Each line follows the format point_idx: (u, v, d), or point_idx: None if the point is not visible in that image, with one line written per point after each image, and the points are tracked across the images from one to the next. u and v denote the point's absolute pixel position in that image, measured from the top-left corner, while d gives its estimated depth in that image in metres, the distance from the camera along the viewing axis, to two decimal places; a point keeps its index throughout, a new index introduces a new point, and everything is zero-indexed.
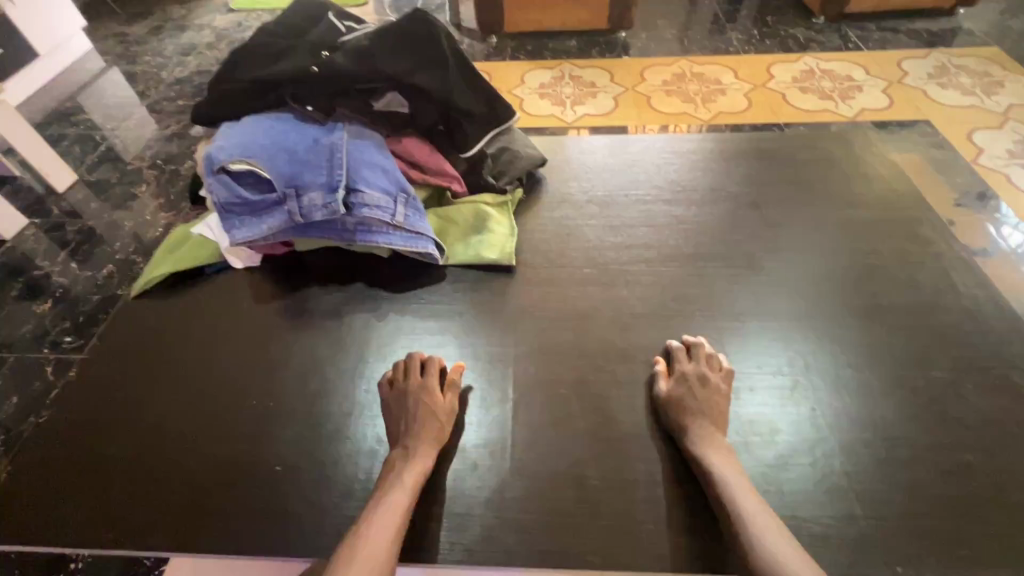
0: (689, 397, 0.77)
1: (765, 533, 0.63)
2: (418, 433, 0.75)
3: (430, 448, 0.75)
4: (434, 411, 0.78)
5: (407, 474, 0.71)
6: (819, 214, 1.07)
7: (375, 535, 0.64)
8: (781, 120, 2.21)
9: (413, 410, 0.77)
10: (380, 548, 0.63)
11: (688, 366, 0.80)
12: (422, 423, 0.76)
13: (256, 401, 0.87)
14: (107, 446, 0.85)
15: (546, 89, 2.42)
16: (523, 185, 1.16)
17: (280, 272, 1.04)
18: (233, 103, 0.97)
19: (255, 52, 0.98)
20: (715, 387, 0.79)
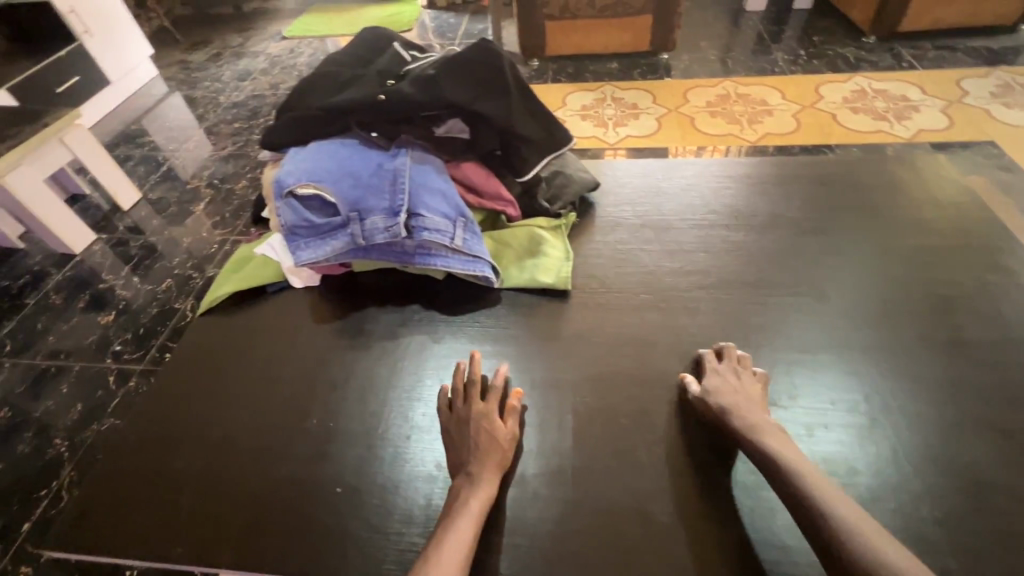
0: (731, 398, 0.76)
1: (853, 526, 0.59)
2: (482, 459, 0.74)
3: (493, 475, 0.74)
4: (498, 438, 0.77)
5: (472, 500, 0.70)
6: (888, 241, 1.02)
7: (443, 558, 0.64)
8: (832, 141, 2.15)
9: (474, 437, 0.76)
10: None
11: (719, 364, 0.82)
12: (488, 450, 0.75)
13: (316, 421, 0.88)
14: (176, 460, 0.87)
15: (588, 111, 2.44)
16: (576, 209, 1.16)
17: (338, 293, 1.07)
18: (302, 131, 1.01)
19: (325, 83, 1.03)
20: (750, 389, 0.78)
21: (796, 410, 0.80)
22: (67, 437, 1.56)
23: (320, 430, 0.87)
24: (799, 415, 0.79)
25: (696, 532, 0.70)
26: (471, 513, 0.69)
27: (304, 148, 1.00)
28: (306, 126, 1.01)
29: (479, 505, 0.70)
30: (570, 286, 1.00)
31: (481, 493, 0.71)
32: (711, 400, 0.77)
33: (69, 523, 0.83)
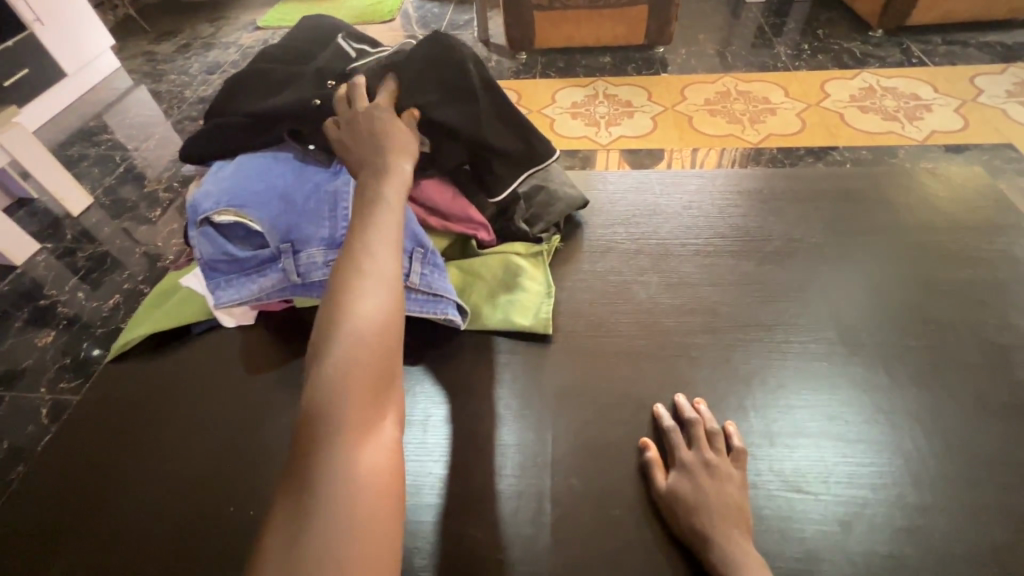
0: (700, 505, 0.61)
1: None
2: (386, 146, 0.71)
3: (406, 169, 0.71)
4: (382, 122, 0.73)
5: (393, 196, 0.66)
6: (924, 273, 0.87)
7: (377, 240, 0.60)
8: (840, 142, 1.99)
9: (376, 132, 0.72)
10: (388, 269, 0.58)
11: (687, 454, 0.66)
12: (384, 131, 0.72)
13: (238, 508, 0.72)
14: (64, 562, 0.70)
15: (579, 109, 2.26)
16: (560, 231, 0.99)
17: (278, 335, 0.89)
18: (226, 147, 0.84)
19: (257, 83, 0.86)
20: (725, 491, 0.63)
21: (828, 497, 0.64)
22: None
23: (244, 520, 0.71)
24: (831, 504, 0.64)
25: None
26: (391, 196, 0.66)
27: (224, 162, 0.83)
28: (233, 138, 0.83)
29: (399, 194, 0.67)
30: (551, 328, 0.84)
31: (396, 186, 0.68)
32: (676, 508, 0.62)
33: None
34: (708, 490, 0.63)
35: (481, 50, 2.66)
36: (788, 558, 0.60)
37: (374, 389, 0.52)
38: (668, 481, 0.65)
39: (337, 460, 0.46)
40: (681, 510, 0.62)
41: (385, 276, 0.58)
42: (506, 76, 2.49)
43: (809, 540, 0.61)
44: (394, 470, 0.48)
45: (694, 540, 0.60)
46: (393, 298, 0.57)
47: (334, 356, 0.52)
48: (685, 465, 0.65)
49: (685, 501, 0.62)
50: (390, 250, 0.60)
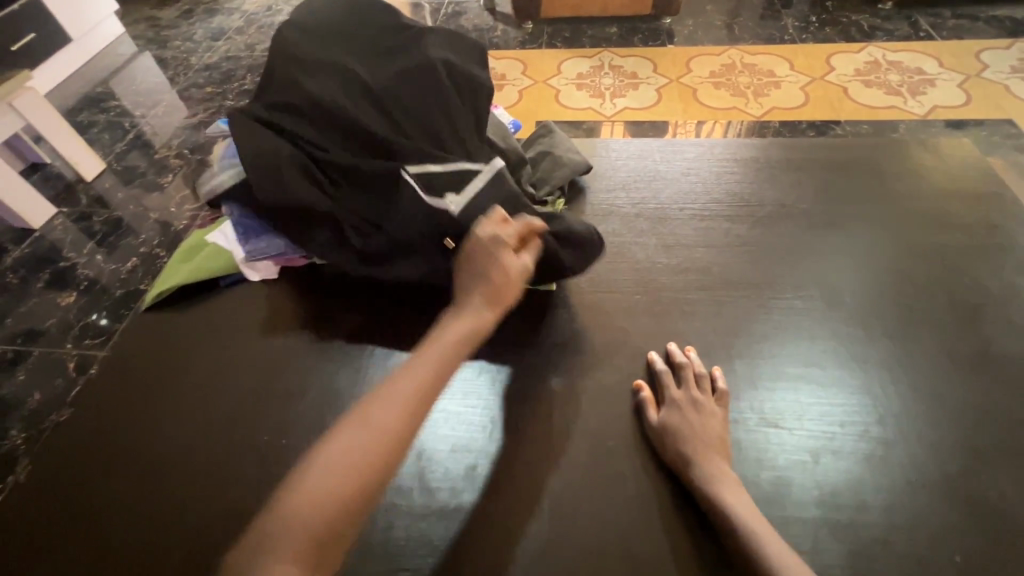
0: (685, 435, 0.69)
1: None
2: (477, 292, 0.69)
3: (482, 309, 0.68)
4: (491, 268, 0.70)
5: (445, 337, 0.65)
6: (906, 237, 0.93)
7: (401, 381, 0.60)
8: (842, 116, 2.02)
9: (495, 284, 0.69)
10: (393, 423, 0.57)
11: (677, 393, 0.73)
12: (489, 278, 0.69)
13: (269, 437, 0.79)
14: (114, 481, 0.78)
15: (585, 80, 2.28)
16: (564, 195, 1.04)
17: (299, 288, 0.96)
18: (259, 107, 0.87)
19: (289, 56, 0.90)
20: (708, 422, 0.70)
21: (802, 433, 0.72)
22: (26, 428, 1.47)
23: (274, 450, 0.77)
24: (803, 438, 0.71)
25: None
26: (447, 342, 0.64)
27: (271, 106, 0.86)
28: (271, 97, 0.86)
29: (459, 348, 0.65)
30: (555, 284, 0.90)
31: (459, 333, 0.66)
32: (666, 440, 0.70)
33: None
34: (692, 420, 0.70)
35: (487, 18, 2.65)
36: (763, 484, 0.68)
37: (313, 540, 0.50)
38: (660, 415, 0.72)
39: None
40: (669, 438, 0.70)
41: (384, 426, 0.56)
42: (512, 46, 2.49)
43: (781, 467, 0.69)
44: None
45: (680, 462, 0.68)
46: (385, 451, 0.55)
47: (300, 488, 0.53)
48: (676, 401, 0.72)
49: (674, 431, 0.70)
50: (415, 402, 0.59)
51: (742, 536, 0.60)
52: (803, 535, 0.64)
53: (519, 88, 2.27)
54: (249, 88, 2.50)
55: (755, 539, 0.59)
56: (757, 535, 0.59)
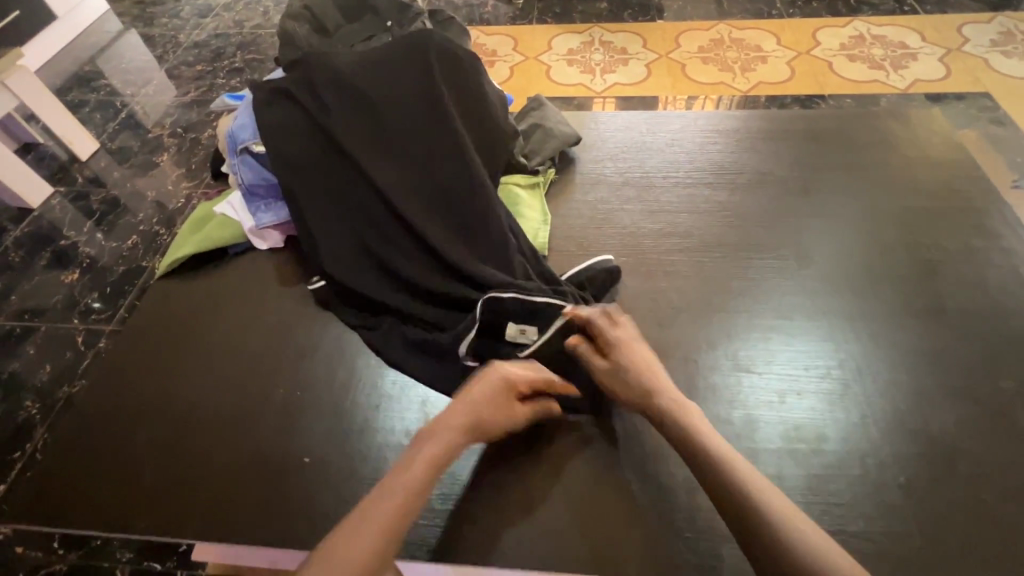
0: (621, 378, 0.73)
1: (790, 517, 0.57)
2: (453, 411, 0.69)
3: (456, 431, 0.68)
4: (484, 399, 0.71)
5: (416, 462, 0.64)
6: (874, 201, 1.00)
7: (371, 512, 0.60)
8: (826, 91, 2.06)
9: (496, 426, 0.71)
10: (359, 555, 0.57)
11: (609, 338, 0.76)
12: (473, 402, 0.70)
13: (284, 390, 0.85)
14: (139, 431, 0.83)
15: (575, 56, 2.30)
16: (555, 165, 1.09)
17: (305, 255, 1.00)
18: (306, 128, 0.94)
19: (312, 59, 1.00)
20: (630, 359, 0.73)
21: (771, 377, 0.79)
22: (39, 400, 1.53)
23: (289, 402, 0.83)
24: (772, 380, 0.79)
25: (661, 505, 0.71)
26: (416, 466, 0.64)
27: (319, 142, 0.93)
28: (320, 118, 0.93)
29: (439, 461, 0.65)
30: (547, 250, 0.96)
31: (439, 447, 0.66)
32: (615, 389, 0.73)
33: (28, 500, 0.79)
34: (621, 360, 0.73)
35: None
36: (734, 420, 0.76)
37: None
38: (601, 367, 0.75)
39: None
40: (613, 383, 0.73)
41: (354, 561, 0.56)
42: (503, 22, 2.50)
43: (751, 406, 0.77)
44: None
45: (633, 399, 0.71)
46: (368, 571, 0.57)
47: None
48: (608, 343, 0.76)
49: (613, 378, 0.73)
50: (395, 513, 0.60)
51: (713, 463, 0.62)
52: (768, 462, 0.72)
53: (511, 64, 2.29)
54: (239, 66, 2.50)
55: (728, 466, 0.62)
56: (730, 462, 0.62)
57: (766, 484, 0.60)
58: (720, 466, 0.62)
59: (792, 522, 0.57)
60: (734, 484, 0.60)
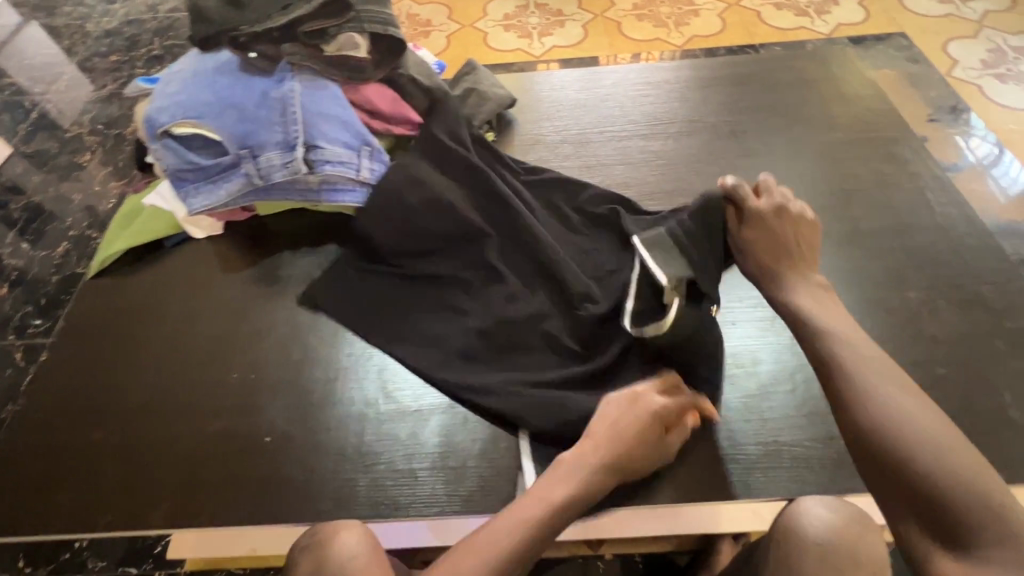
0: (775, 239, 0.77)
1: (884, 393, 0.59)
2: (612, 458, 0.66)
3: (608, 461, 0.66)
4: (620, 424, 0.69)
5: (580, 463, 0.66)
6: (796, 140, 1.05)
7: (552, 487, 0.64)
8: (756, 41, 2.11)
9: (624, 428, 0.68)
10: (530, 516, 0.61)
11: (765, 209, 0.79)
12: (634, 447, 0.67)
13: (238, 375, 0.84)
14: (90, 431, 0.81)
15: (512, 21, 2.27)
16: (493, 129, 1.10)
17: (246, 239, 0.99)
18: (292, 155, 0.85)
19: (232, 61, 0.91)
20: (757, 232, 0.78)
21: None
22: None
23: (246, 385, 0.83)
24: None
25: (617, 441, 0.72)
26: (587, 466, 0.66)
27: (317, 181, 0.88)
28: (283, 127, 0.85)
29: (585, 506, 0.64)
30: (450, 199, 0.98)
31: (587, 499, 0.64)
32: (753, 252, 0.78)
33: None
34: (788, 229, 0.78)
35: None
36: None
37: None
38: (747, 231, 0.78)
39: None
40: (770, 243, 0.77)
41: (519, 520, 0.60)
42: None
43: None
44: None
45: (758, 271, 0.77)
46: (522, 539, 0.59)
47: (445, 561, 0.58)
48: (747, 214, 0.79)
49: (766, 240, 0.77)
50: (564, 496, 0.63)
51: (825, 370, 0.64)
52: None
53: (447, 34, 2.24)
54: (157, 54, 2.35)
55: (835, 373, 0.63)
56: (838, 368, 0.63)
57: (876, 380, 0.60)
58: (831, 373, 0.63)
59: (891, 405, 0.58)
60: (841, 389, 0.61)
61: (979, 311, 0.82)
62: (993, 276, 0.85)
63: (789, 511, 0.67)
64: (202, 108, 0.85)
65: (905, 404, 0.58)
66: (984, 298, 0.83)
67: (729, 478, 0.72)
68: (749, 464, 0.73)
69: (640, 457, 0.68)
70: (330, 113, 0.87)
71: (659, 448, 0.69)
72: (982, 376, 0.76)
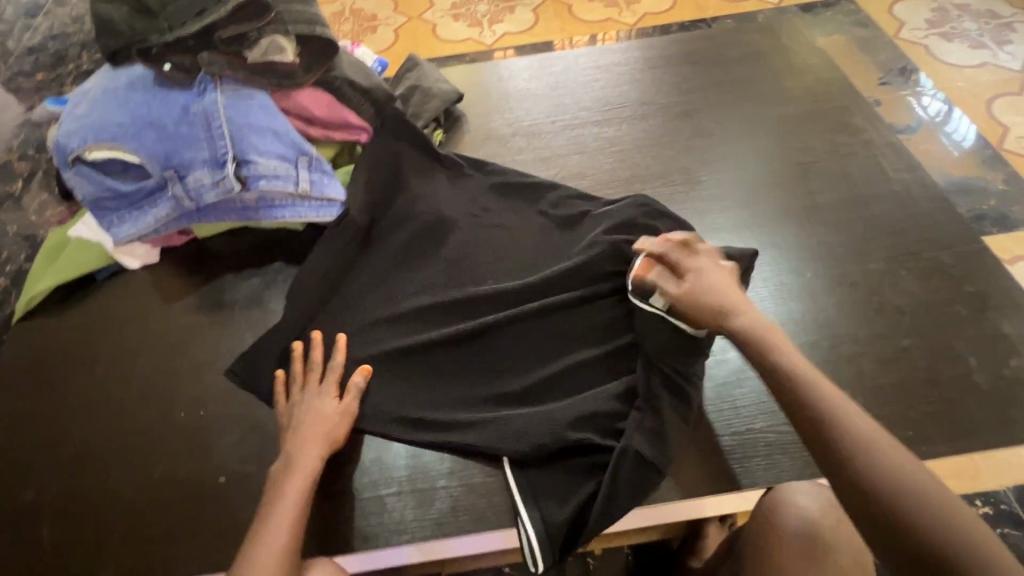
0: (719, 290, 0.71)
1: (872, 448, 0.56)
2: (298, 446, 0.67)
3: (322, 444, 0.68)
4: (316, 413, 0.70)
5: (304, 452, 0.66)
6: (750, 116, 1.03)
7: (290, 485, 0.64)
8: (708, 15, 2.09)
9: (309, 416, 0.69)
10: (291, 518, 0.62)
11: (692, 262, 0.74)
12: (309, 426, 0.69)
13: (186, 413, 0.79)
14: (27, 489, 0.75)
15: (460, 10, 2.20)
16: (441, 126, 1.05)
17: (187, 265, 0.93)
18: (222, 172, 0.79)
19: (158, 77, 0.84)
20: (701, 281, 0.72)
21: None
22: None
23: (195, 424, 0.78)
24: None
25: (572, 455, 0.69)
26: (307, 451, 0.66)
27: (253, 197, 0.82)
28: (208, 140, 0.79)
29: (300, 486, 0.64)
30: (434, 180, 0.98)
31: (296, 484, 0.64)
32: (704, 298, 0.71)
33: None
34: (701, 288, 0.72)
35: None
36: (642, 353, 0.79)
37: None
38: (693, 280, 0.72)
39: None
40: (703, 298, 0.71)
41: (284, 525, 0.61)
42: None
43: None
44: None
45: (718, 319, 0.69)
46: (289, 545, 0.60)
47: None
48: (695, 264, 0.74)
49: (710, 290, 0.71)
50: (304, 487, 0.64)
51: (810, 428, 0.59)
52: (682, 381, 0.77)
53: (395, 27, 2.16)
54: None
55: (824, 430, 0.58)
56: (834, 428, 0.57)
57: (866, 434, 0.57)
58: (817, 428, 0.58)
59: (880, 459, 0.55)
60: (830, 446, 0.57)
61: (940, 279, 0.81)
62: (950, 241, 0.85)
63: (767, 501, 0.66)
64: (114, 130, 0.78)
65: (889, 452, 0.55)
66: (943, 264, 0.83)
67: (705, 473, 0.71)
68: (725, 456, 0.71)
69: (334, 431, 0.69)
70: (260, 124, 0.82)
71: (338, 415, 0.70)
72: (946, 343, 0.76)
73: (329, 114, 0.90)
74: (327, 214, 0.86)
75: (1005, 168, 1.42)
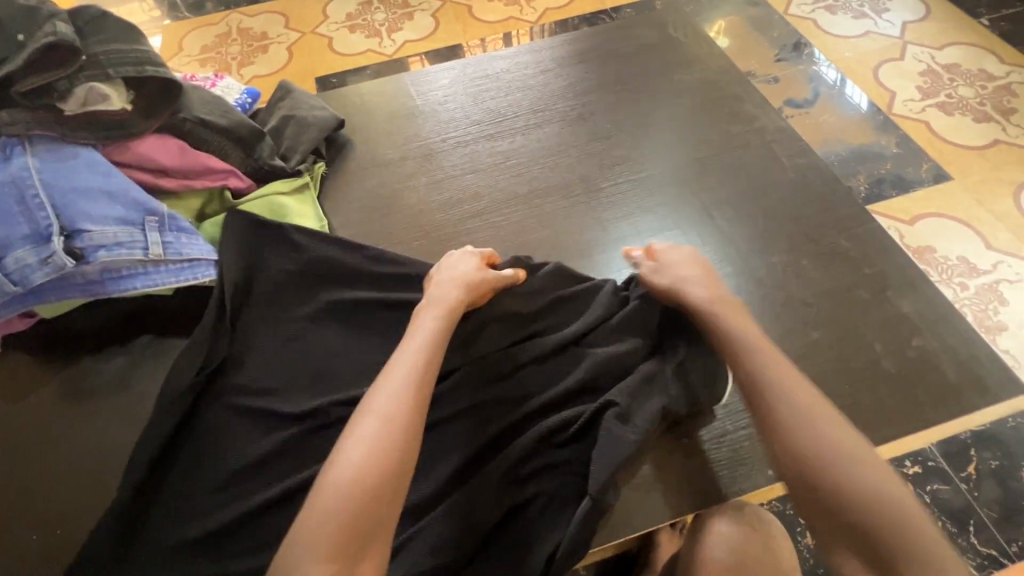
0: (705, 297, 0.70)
1: (816, 424, 0.56)
2: (438, 295, 0.70)
3: (462, 301, 0.70)
4: (451, 277, 0.73)
5: (448, 298, 0.69)
6: (646, 114, 1.00)
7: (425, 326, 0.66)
8: (608, 5, 2.07)
9: (456, 275, 0.73)
10: (428, 346, 0.64)
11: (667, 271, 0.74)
12: (451, 279, 0.72)
13: (43, 532, 0.68)
14: None
15: (356, 20, 2.09)
16: (322, 157, 0.96)
17: (32, 352, 0.79)
18: (46, 247, 0.67)
19: None
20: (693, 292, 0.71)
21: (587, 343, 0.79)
22: None
23: (54, 545, 0.67)
24: None
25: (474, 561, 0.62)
26: (448, 301, 0.69)
27: (95, 270, 0.71)
28: (22, 212, 0.67)
29: (438, 332, 0.66)
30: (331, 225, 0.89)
31: (431, 327, 0.66)
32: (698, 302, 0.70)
33: None
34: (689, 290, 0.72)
35: None
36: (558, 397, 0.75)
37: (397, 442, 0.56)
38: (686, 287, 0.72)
39: (338, 464, 0.54)
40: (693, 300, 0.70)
41: (420, 355, 0.62)
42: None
43: None
44: (355, 505, 0.52)
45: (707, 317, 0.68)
46: (421, 373, 0.61)
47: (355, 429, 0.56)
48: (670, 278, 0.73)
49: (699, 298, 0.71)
50: (436, 336, 0.65)
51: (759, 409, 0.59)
52: None
53: (287, 45, 2.02)
54: None
55: (773, 413, 0.58)
56: (780, 406, 0.58)
57: (815, 419, 0.57)
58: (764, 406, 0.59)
59: (820, 435, 0.55)
60: (782, 438, 0.57)
61: (839, 264, 0.81)
62: (847, 223, 0.85)
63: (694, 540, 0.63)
64: None
65: (847, 445, 0.55)
66: (841, 248, 0.83)
67: (628, 505, 0.68)
68: (648, 485, 0.69)
69: (475, 293, 0.72)
70: (90, 186, 0.71)
71: (481, 283, 0.73)
72: (852, 331, 0.76)
73: (183, 161, 0.80)
74: (192, 276, 0.76)
75: (897, 133, 1.47)
